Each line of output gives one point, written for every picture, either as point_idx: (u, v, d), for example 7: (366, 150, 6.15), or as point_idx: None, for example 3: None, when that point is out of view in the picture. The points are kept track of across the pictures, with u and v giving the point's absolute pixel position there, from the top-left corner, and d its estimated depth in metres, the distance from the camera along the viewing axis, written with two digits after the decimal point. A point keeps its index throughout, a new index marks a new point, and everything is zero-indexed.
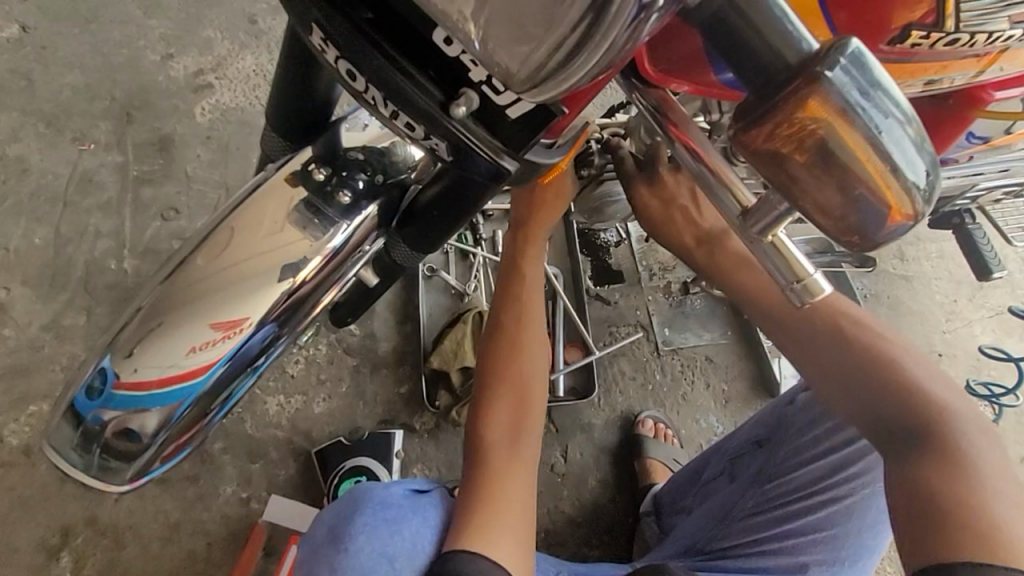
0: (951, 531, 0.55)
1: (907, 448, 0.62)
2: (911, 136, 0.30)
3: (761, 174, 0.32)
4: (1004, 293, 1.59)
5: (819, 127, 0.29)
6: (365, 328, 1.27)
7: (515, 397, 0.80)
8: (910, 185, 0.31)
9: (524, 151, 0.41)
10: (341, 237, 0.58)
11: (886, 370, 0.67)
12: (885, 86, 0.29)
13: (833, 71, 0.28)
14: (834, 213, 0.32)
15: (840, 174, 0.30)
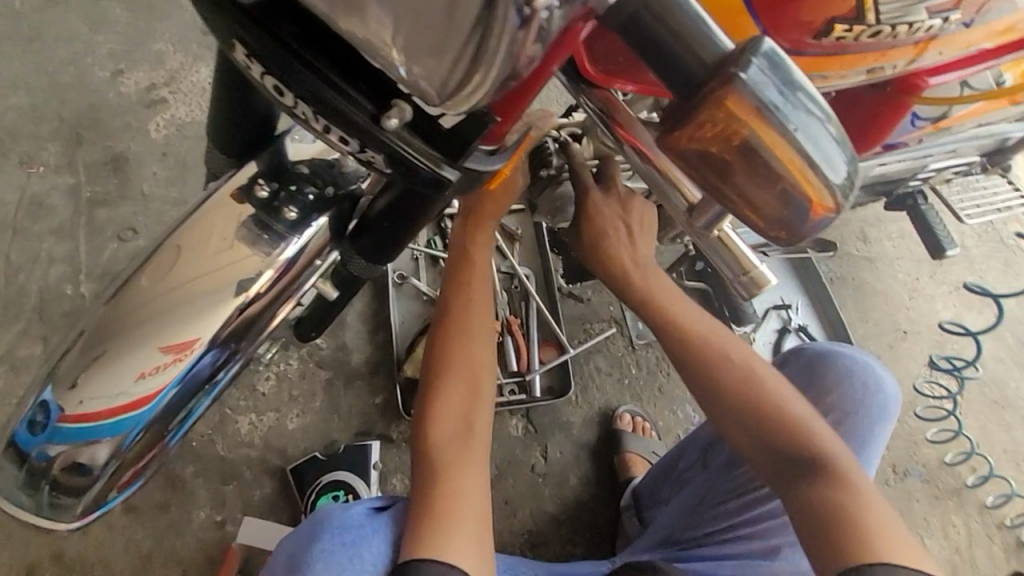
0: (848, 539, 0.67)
1: (796, 470, 0.73)
2: (831, 133, 0.31)
3: (691, 173, 0.32)
4: (962, 269, 1.65)
5: (741, 128, 0.29)
6: (337, 340, 1.26)
7: (464, 398, 0.79)
8: (830, 177, 0.31)
9: (464, 161, 0.41)
10: (292, 250, 0.57)
11: (768, 398, 0.77)
12: (801, 85, 0.30)
13: (748, 72, 0.29)
14: (762, 211, 0.32)
15: (763, 171, 0.30)
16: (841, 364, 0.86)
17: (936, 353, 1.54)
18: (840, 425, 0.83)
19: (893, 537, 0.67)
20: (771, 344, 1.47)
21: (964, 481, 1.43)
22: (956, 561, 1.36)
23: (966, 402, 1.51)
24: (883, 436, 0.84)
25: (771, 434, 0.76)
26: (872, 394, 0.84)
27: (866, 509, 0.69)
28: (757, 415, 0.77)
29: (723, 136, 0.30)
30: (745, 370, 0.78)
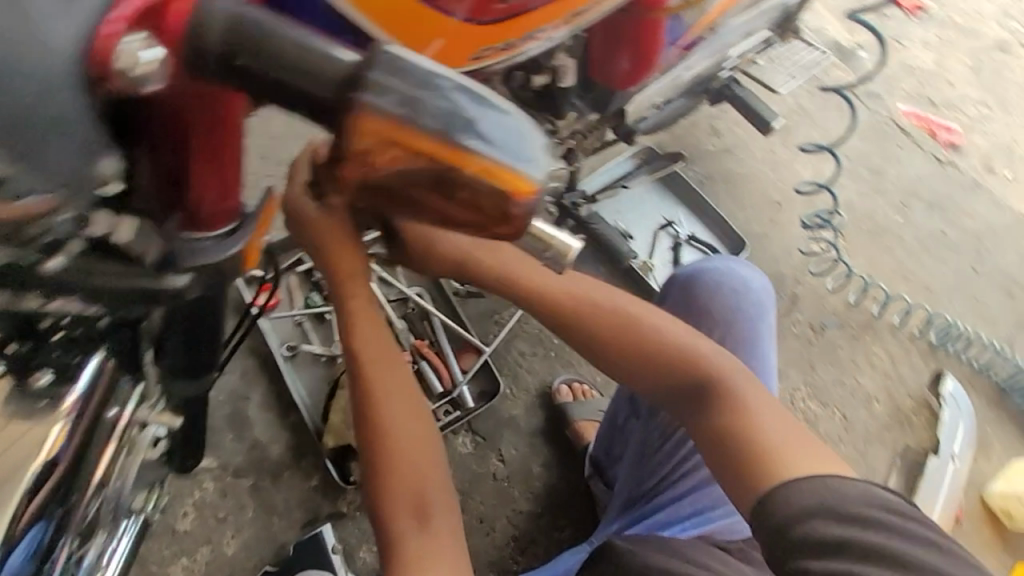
0: (749, 467, 0.65)
1: (696, 403, 0.73)
2: (505, 123, 0.34)
3: (404, 189, 0.37)
4: (807, 128, 1.76)
5: (397, 162, 0.34)
6: (247, 440, 1.17)
7: (401, 468, 0.75)
8: (515, 162, 0.34)
9: (185, 264, 0.43)
10: (79, 393, 0.46)
11: (662, 345, 0.77)
12: (458, 85, 0.33)
13: (376, 98, 0.33)
14: (467, 210, 0.36)
15: (446, 174, 0.34)
16: (708, 281, 0.87)
17: (811, 212, 1.65)
18: (727, 337, 0.84)
19: (800, 449, 0.65)
20: (670, 263, 1.51)
21: (871, 313, 1.55)
22: (889, 385, 1.48)
23: (850, 244, 1.63)
24: (770, 325, 0.86)
25: (672, 377, 0.76)
26: (739, 294, 0.86)
27: (766, 432, 0.67)
28: (656, 364, 0.77)
29: (388, 160, 0.35)
30: (636, 325, 0.77)
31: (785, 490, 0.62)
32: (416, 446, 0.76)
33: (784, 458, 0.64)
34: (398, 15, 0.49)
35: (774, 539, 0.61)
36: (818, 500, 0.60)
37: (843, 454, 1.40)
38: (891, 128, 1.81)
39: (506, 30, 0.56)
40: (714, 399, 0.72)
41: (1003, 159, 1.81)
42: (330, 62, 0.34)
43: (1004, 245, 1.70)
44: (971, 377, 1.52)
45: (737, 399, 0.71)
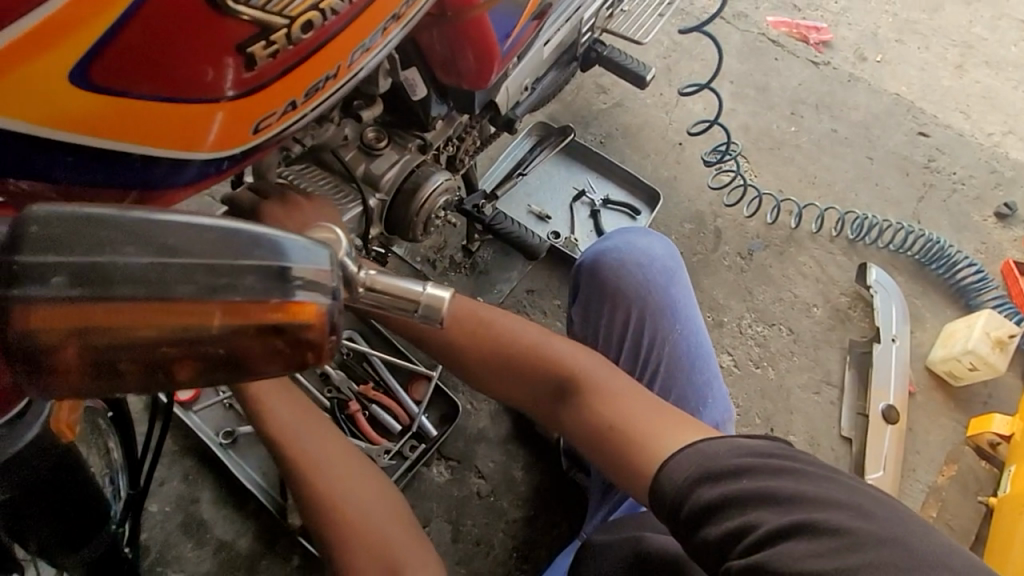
0: (626, 446, 0.71)
1: (568, 399, 0.80)
2: (262, 252, 0.33)
3: (164, 354, 0.33)
4: (688, 64, 1.77)
5: (137, 326, 0.32)
6: (210, 542, 1.09)
7: (367, 531, 0.72)
8: (285, 283, 0.34)
9: None
10: None
11: (539, 357, 0.82)
12: (187, 233, 0.33)
13: (70, 287, 0.31)
14: (256, 344, 0.34)
15: (206, 323, 0.32)
16: (612, 260, 0.89)
17: (712, 145, 1.67)
18: (644, 312, 0.87)
19: (672, 426, 0.70)
20: (593, 230, 1.50)
21: (790, 226, 1.60)
22: (823, 289, 1.53)
23: (755, 166, 1.67)
24: (683, 287, 0.89)
25: (554, 383, 0.81)
26: (645, 267, 0.88)
27: (624, 407, 0.75)
28: (539, 374, 0.82)
29: (129, 322, 0.31)
30: (514, 343, 0.84)
31: (661, 472, 0.65)
32: (380, 508, 0.75)
33: (661, 437, 0.69)
34: (159, 129, 0.50)
35: (673, 517, 0.62)
36: (696, 467, 0.63)
37: (798, 366, 1.45)
38: (765, 43, 1.85)
39: (275, 95, 0.55)
40: (579, 392, 0.79)
41: (870, 46, 1.88)
42: (23, 256, 0.32)
43: (892, 127, 1.78)
44: (892, 260, 1.60)
45: (610, 394, 0.77)
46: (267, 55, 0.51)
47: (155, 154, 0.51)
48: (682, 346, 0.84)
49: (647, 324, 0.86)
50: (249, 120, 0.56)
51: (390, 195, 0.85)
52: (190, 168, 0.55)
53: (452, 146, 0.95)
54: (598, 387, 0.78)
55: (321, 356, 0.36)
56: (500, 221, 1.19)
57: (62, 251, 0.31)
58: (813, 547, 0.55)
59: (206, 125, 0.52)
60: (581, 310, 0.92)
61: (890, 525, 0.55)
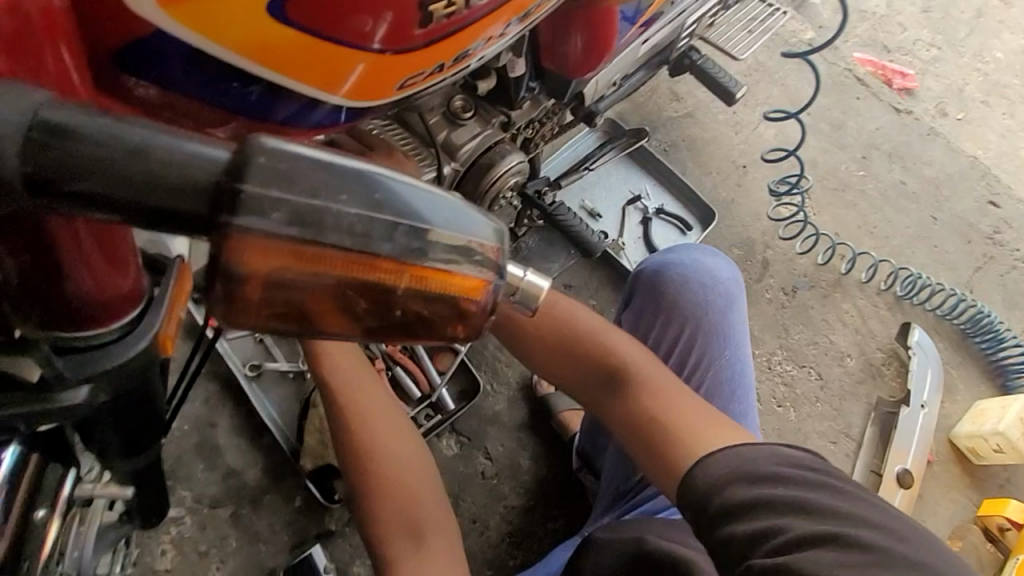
0: (666, 442, 0.71)
1: (612, 389, 0.80)
2: (445, 219, 0.28)
3: (317, 311, 0.28)
4: (768, 87, 1.73)
5: (300, 272, 0.26)
6: (221, 468, 1.11)
7: (401, 490, 0.72)
8: (459, 255, 0.28)
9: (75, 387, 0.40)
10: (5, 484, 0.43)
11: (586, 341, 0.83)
12: (371, 179, 0.26)
13: (243, 213, 0.25)
14: (415, 317, 0.29)
15: (375, 288, 0.27)
16: (674, 275, 0.88)
17: (776, 175, 1.63)
18: (698, 331, 0.86)
19: (710, 426, 0.71)
20: (641, 238, 1.48)
21: (839, 271, 1.56)
22: (860, 341, 1.51)
23: (815, 204, 1.63)
24: (739, 317, 0.88)
25: (597, 371, 0.82)
26: (708, 287, 0.88)
27: (668, 407, 0.75)
28: (584, 359, 0.83)
29: (291, 272, 0.26)
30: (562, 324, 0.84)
31: (698, 470, 0.65)
32: (418, 473, 0.74)
33: (703, 436, 0.69)
34: (307, 66, 0.47)
35: (697, 512, 0.63)
36: (735, 470, 0.63)
37: (820, 413, 1.43)
38: (849, 79, 1.79)
39: (426, 57, 0.54)
40: (625, 384, 0.79)
41: (956, 102, 1.82)
42: (188, 166, 0.25)
43: (963, 190, 1.72)
44: (936, 325, 1.56)
45: (651, 388, 0.78)
46: (441, 16, 0.50)
47: (292, 88, 0.48)
48: (728, 374, 0.83)
49: (697, 345, 0.85)
50: (394, 79, 0.54)
51: (464, 167, 0.84)
52: (317, 113, 0.53)
53: (530, 129, 0.93)
54: (641, 380, 0.79)
55: (469, 333, 0.31)
56: (556, 211, 1.18)
57: (238, 174, 0.25)
58: (844, 557, 0.55)
59: (349, 72, 0.50)
60: (631, 317, 0.92)
61: (919, 550, 0.56)
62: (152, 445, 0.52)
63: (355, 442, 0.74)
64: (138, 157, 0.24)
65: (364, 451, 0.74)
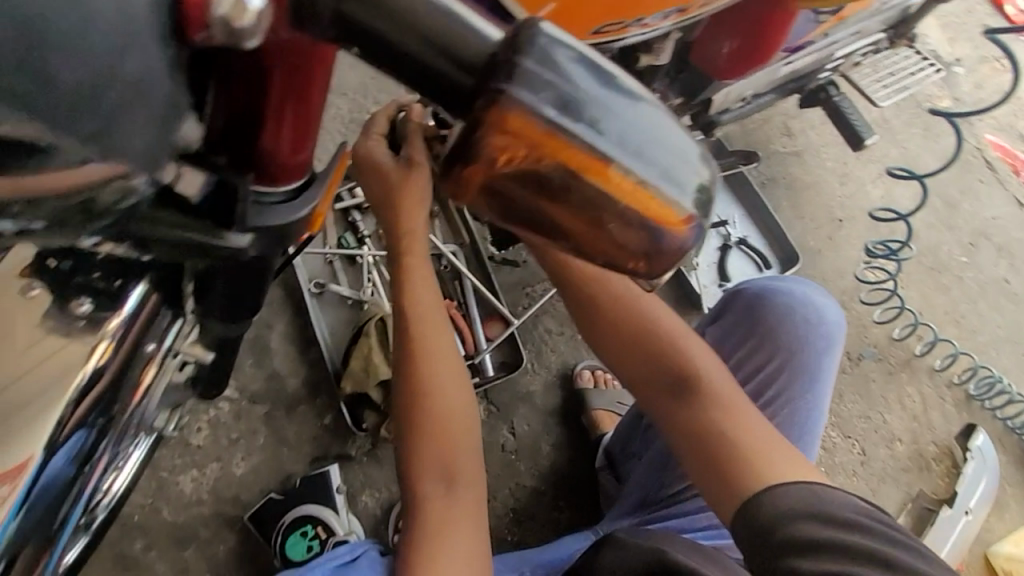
0: (734, 466, 0.69)
1: (680, 394, 0.77)
2: (670, 137, 0.25)
3: (511, 209, 0.26)
4: (886, 146, 1.64)
5: (537, 159, 0.24)
6: (267, 369, 1.17)
7: (442, 439, 0.74)
8: (670, 180, 0.25)
9: (232, 231, 0.39)
10: (125, 318, 0.49)
11: (660, 342, 0.81)
12: (611, 78, 0.24)
13: (519, 88, 0.23)
14: (606, 238, 0.26)
15: (583, 195, 0.25)
16: (780, 302, 0.86)
17: (873, 237, 1.55)
18: (786, 366, 0.84)
19: (777, 455, 0.69)
20: (716, 263, 1.44)
21: (912, 352, 1.48)
22: (915, 428, 1.43)
23: (906, 277, 1.54)
24: (832, 364, 0.85)
25: (667, 374, 0.79)
26: (809, 325, 0.85)
27: (740, 428, 0.72)
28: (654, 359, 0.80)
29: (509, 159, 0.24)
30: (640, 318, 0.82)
31: (762, 501, 0.65)
32: (463, 428, 0.75)
33: (771, 466, 0.68)
34: None
35: (759, 544, 0.63)
36: (802, 508, 0.63)
37: (852, 488, 1.37)
38: (977, 159, 1.68)
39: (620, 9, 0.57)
40: (696, 393, 0.77)
41: None
42: (466, 38, 0.25)
43: None
44: (1002, 436, 1.46)
45: (722, 401, 0.75)
46: None
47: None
48: (802, 417, 0.81)
49: (779, 379, 0.83)
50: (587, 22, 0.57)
51: None
52: None
53: None
54: (712, 391, 0.76)
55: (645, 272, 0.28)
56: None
57: (515, 49, 0.24)
58: None
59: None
60: (720, 332, 0.90)
61: None
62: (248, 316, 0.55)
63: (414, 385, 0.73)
64: (425, 15, 0.25)
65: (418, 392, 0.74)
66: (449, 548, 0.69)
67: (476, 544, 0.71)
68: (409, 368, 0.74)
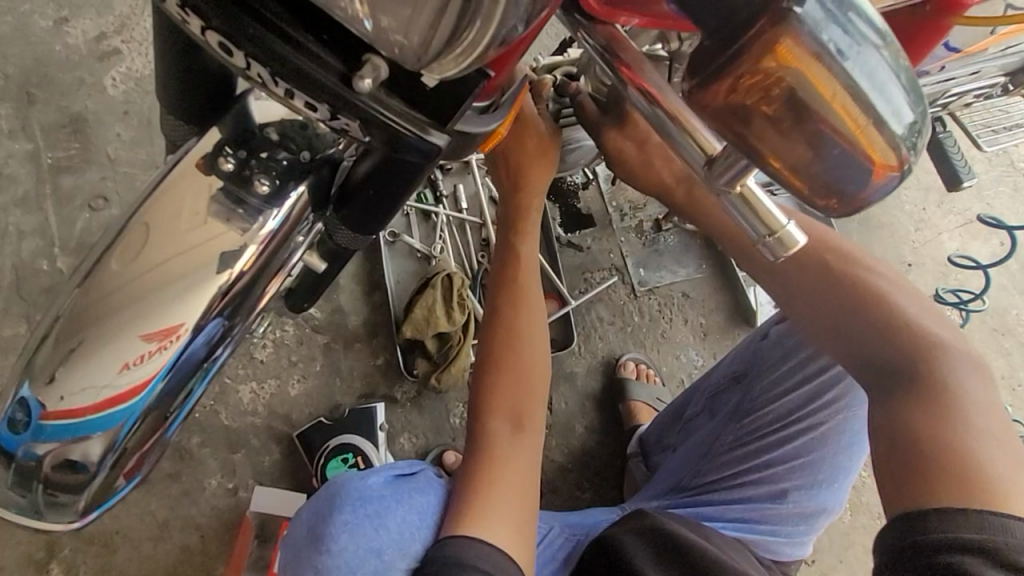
0: (932, 473, 0.60)
1: (893, 385, 0.68)
2: (900, 79, 0.25)
3: (723, 136, 0.27)
4: (971, 200, 1.59)
5: (787, 75, 0.24)
6: (332, 303, 1.22)
7: (516, 380, 0.79)
8: (891, 121, 0.25)
9: (453, 123, 0.34)
10: (274, 223, 0.50)
11: (896, 327, 0.71)
12: (861, 7, 0.24)
13: (804, 6, 0.23)
14: (815, 171, 0.26)
15: (813, 128, 0.25)
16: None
17: (941, 287, 1.51)
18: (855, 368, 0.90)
19: (1004, 478, 0.59)
20: None
21: None
22: None
23: (968, 334, 1.50)
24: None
25: (889, 358, 0.70)
26: None
27: (960, 439, 0.62)
28: (878, 342, 0.71)
29: (757, 84, 0.24)
30: (879, 298, 0.73)
31: (937, 516, 0.57)
32: (535, 372, 0.80)
33: (976, 483, 0.58)
34: None
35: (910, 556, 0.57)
36: (972, 539, 0.55)
37: None
38: None
39: None
40: (922, 381, 0.67)
41: None
42: None
43: None
44: None
45: (955, 402, 0.65)
46: None
47: None
48: (853, 424, 0.90)
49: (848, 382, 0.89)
50: None
51: None
52: None
53: None
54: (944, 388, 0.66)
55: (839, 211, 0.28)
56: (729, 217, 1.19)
57: None
58: None
59: None
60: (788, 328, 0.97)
61: None
62: (381, 230, 0.54)
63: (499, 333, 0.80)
64: None
65: (509, 334, 0.80)
66: (506, 483, 0.74)
67: (526, 486, 0.75)
68: (495, 315, 0.81)
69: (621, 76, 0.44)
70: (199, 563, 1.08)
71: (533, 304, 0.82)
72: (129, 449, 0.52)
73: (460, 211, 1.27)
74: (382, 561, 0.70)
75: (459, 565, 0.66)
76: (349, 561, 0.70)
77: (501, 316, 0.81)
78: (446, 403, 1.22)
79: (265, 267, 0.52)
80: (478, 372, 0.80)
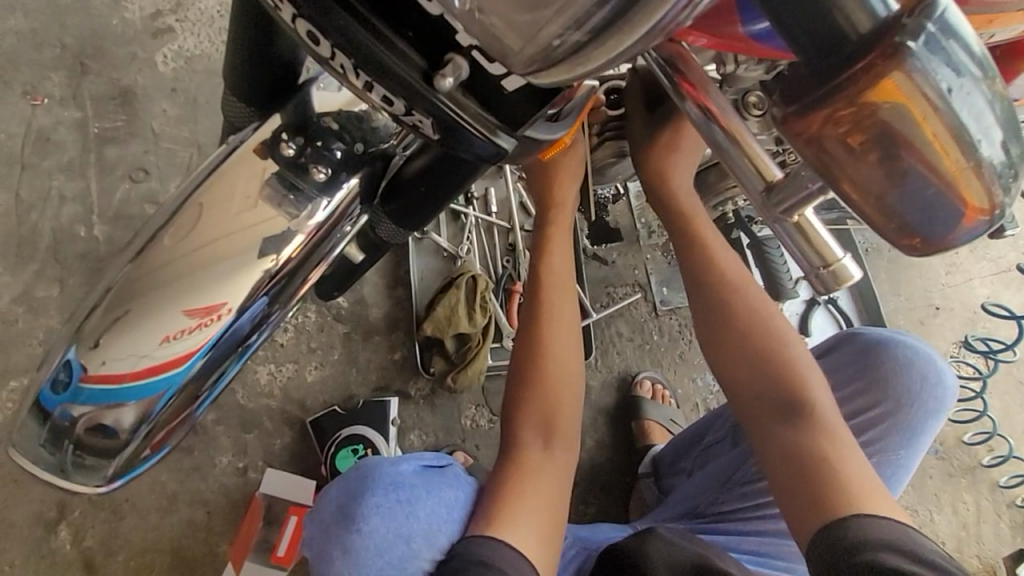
0: (829, 491, 0.69)
1: (786, 411, 0.74)
2: (1002, 123, 0.24)
3: (810, 165, 0.27)
4: (1008, 248, 1.55)
5: (888, 110, 0.23)
6: (356, 294, 1.22)
7: (546, 392, 0.79)
8: (989, 166, 0.25)
9: (523, 129, 0.35)
10: (322, 214, 0.51)
11: (776, 351, 0.76)
12: (972, 47, 0.24)
13: (916, 42, 0.22)
14: (904, 208, 0.26)
15: (909, 167, 0.24)
16: (901, 354, 0.94)
17: (970, 334, 1.48)
18: (886, 414, 0.93)
19: (876, 491, 0.69)
20: (799, 315, 1.42)
21: (979, 460, 1.41)
22: (963, 536, 1.37)
23: (993, 385, 1.46)
24: (933, 425, 0.93)
25: (772, 387, 0.76)
26: (910, 358, 0.94)
27: (838, 457, 0.71)
28: (763, 370, 0.76)
29: (857, 118, 0.24)
30: (762, 320, 0.77)
31: (849, 529, 0.66)
32: (565, 381, 0.79)
33: (861, 495, 0.69)
34: None
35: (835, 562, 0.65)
36: (886, 538, 0.65)
37: None
38: None
39: None
40: (804, 406, 0.74)
41: None
42: None
43: None
44: None
45: (829, 422, 0.74)
46: None
47: None
48: (888, 470, 0.92)
49: (877, 427, 0.92)
50: None
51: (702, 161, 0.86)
52: None
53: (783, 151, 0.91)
54: (818, 411, 0.74)
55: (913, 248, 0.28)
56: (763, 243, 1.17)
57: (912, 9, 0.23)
58: None
59: None
60: (829, 365, 0.98)
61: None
62: (423, 224, 0.55)
63: (532, 345, 0.79)
64: None
65: (534, 348, 0.79)
66: (535, 493, 0.74)
67: (553, 497, 0.75)
68: (535, 325, 0.80)
69: (681, 91, 0.43)
70: (202, 539, 1.09)
71: (570, 312, 0.82)
72: (159, 422, 0.53)
73: (490, 214, 1.26)
74: (410, 549, 0.70)
75: (485, 565, 0.66)
76: (378, 544, 0.69)
77: (529, 327, 0.81)
78: (459, 404, 1.22)
79: (310, 254, 0.52)
80: (511, 382, 0.80)
